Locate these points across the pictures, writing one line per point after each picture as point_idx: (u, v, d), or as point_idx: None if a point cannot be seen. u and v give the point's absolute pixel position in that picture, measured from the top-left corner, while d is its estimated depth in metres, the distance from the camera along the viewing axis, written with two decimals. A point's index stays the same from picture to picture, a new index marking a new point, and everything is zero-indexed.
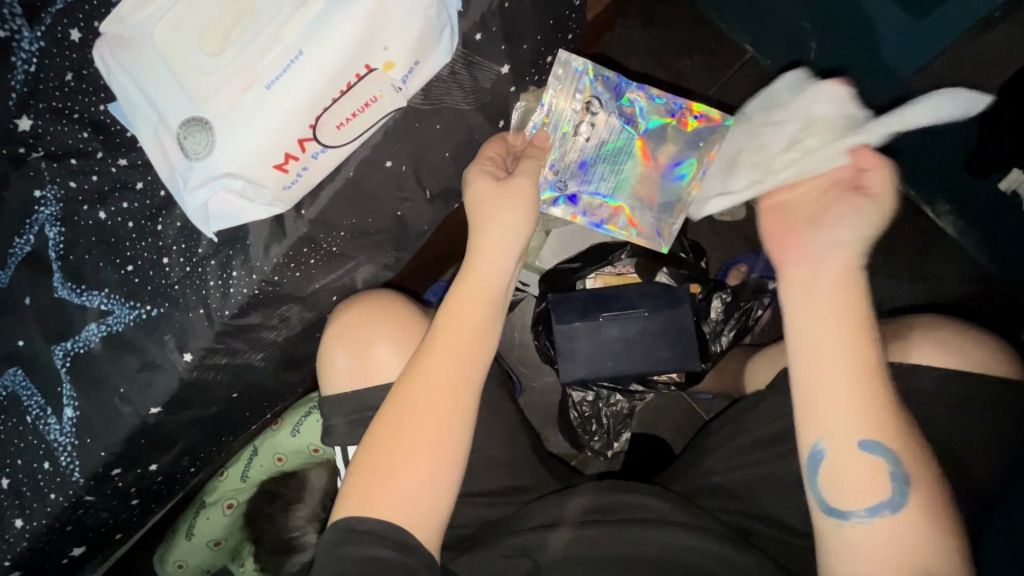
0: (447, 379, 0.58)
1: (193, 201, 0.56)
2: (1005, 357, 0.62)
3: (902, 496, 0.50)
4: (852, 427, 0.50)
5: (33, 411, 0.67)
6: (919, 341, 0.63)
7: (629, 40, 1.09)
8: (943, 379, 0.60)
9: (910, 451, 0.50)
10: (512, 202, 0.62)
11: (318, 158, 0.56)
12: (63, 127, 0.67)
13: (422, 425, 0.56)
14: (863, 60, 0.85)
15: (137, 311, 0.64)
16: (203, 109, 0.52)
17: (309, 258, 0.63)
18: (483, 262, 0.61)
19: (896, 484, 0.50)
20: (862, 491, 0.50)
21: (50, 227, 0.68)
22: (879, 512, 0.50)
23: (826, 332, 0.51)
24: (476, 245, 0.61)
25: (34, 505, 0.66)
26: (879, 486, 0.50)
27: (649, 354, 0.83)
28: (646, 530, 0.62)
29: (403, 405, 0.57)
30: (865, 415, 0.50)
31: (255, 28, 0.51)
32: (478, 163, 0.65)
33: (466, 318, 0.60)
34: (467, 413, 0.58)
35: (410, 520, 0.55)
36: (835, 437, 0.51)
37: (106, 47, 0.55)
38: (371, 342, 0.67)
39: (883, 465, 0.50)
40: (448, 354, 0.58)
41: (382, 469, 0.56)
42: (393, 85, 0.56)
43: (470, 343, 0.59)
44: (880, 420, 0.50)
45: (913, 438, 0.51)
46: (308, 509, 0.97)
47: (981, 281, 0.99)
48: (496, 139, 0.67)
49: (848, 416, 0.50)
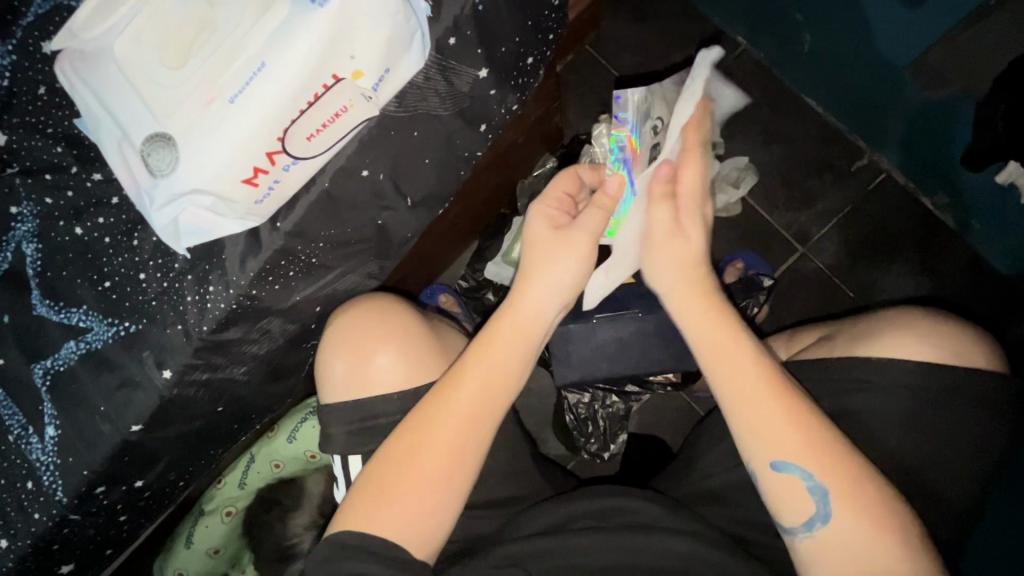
0: (470, 411, 0.57)
1: (161, 218, 0.55)
2: (987, 348, 0.63)
3: (827, 507, 0.52)
4: (775, 450, 0.54)
5: (14, 430, 0.66)
6: (897, 333, 0.64)
7: (619, 36, 1.06)
8: (923, 371, 0.61)
9: (841, 481, 0.52)
10: (563, 245, 0.60)
11: (289, 170, 0.55)
12: (36, 142, 0.66)
13: (439, 445, 0.56)
14: (857, 48, 0.84)
15: (115, 327, 0.63)
16: (167, 125, 0.51)
17: (287, 271, 0.62)
18: (522, 296, 0.60)
19: (816, 497, 0.53)
20: (797, 510, 0.53)
21: (27, 244, 0.67)
22: (811, 527, 0.53)
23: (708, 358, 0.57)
24: (523, 278, 0.60)
25: (18, 525, 0.66)
26: (802, 501, 0.53)
27: (642, 356, 0.82)
28: (639, 540, 0.61)
29: (425, 425, 0.57)
30: (773, 435, 0.54)
31: (216, 40, 0.50)
32: (543, 200, 0.63)
33: (499, 355, 0.59)
34: (486, 438, 0.58)
35: (415, 536, 0.55)
36: (756, 455, 0.55)
37: (68, 63, 0.55)
38: (373, 350, 0.65)
39: (801, 480, 0.53)
40: (477, 387, 0.58)
41: (393, 482, 0.56)
42: (362, 94, 0.55)
43: (500, 377, 0.58)
44: (789, 434, 0.53)
45: (844, 463, 0.53)
46: (306, 516, 1.00)
47: (982, 271, 0.97)
48: (568, 175, 0.64)
49: (750, 433, 0.55)
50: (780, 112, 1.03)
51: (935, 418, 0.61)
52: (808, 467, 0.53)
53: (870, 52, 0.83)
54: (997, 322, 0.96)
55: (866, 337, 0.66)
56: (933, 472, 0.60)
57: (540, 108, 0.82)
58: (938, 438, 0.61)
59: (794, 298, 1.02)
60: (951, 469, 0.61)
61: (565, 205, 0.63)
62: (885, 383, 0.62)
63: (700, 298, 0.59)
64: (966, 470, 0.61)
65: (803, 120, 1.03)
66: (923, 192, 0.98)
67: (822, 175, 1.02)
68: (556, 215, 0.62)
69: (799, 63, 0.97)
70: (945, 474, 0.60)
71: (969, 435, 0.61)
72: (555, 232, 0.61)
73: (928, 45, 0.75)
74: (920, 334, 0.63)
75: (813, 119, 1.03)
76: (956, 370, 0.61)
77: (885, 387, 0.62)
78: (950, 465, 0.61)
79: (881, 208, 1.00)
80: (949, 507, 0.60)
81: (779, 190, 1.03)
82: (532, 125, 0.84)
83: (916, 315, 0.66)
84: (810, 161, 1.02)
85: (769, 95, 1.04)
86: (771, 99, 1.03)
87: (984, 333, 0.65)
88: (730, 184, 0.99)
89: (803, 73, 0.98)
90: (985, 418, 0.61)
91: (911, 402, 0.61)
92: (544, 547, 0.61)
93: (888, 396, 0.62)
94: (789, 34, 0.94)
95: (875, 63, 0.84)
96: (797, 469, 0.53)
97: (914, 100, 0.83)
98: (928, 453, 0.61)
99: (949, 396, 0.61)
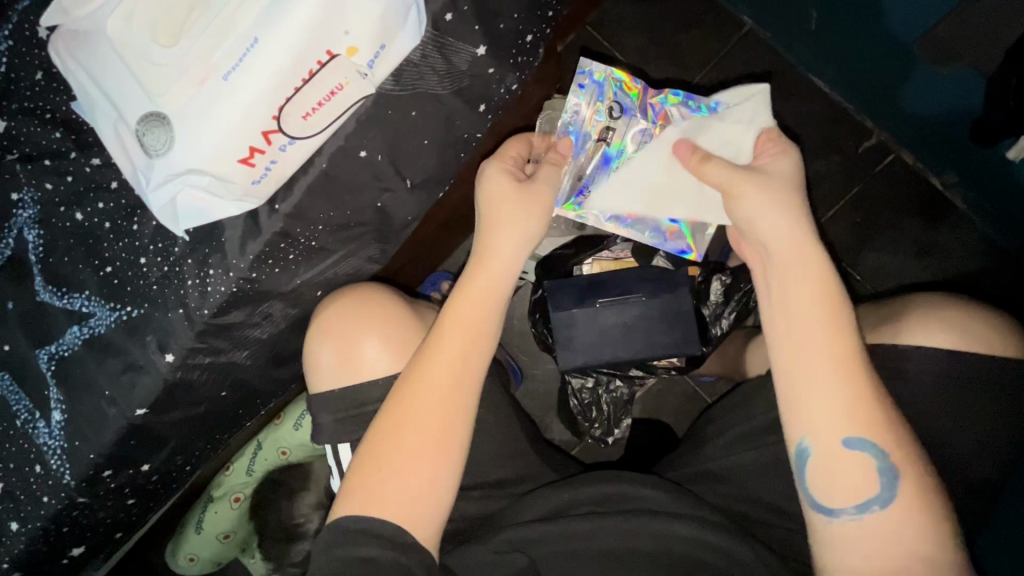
0: (451, 379, 0.58)
1: (160, 198, 0.56)
2: (1009, 333, 0.62)
3: (891, 490, 0.51)
4: (838, 424, 0.52)
5: (22, 415, 0.66)
6: (922, 321, 0.62)
7: (621, 17, 1.04)
8: (945, 357, 0.60)
9: (898, 447, 0.52)
10: (532, 208, 0.62)
11: (286, 150, 0.56)
12: (35, 127, 0.66)
13: (456, 398, 0.57)
14: (864, 23, 0.82)
15: (117, 312, 0.63)
16: (160, 105, 0.52)
17: (287, 254, 0.62)
18: (497, 260, 0.61)
19: (884, 479, 0.51)
20: (852, 490, 0.52)
21: (29, 230, 0.67)
22: (870, 508, 0.51)
23: (795, 322, 0.55)
24: (494, 241, 0.61)
25: (28, 508, 0.67)
26: (866, 481, 0.51)
27: (646, 341, 0.79)
28: (642, 523, 0.61)
29: (449, 384, 0.57)
30: (835, 404, 0.52)
31: (205, 15, 0.50)
32: (499, 159, 0.65)
33: (485, 308, 0.60)
34: (474, 388, 0.59)
35: (430, 501, 0.55)
36: (821, 427, 0.53)
37: (62, 43, 0.55)
38: (359, 337, 0.65)
39: (869, 458, 0.52)
40: (460, 341, 0.59)
41: (427, 454, 0.56)
42: (358, 71, 0.54)
43: (481, 326, 0.60)
44: (857, 402, 0.52)
45: (898, 429, 0.52)
46: (313, 497, 1.01)
47: (992, 254, 0.96)
48: (519, 140, 0.69)
49: (820, 400, 0.53)
50: (786, 92, 1.01)
51: (951, 406, 0.60)
52: (876, 441, 0.52)
53: (878, 28, 0.80)
54: (1001, 306, 0.95)
55: (888, 324, 0.64)
56: (942, 457, 0.59)
57: (541, 88, 0.81)
58: (956, 423, 0.60)
59: None
60: (964, 454, 0.60)
61: (519, 165, 0.67)
62: (901, 369, 0.61)
63: (801, 271, 0.56)
64: (975, 455, 0.60)
65: (812, 100, 1.00)
66: (932, 172, 0.96)
67: (829, 157, 1.01)
68: (514, 171, 0.64)
69: (805, 40, 0.95)
70: (956, 461, 0.59)
71: (982, 416, 0.60)
72: (528, 186, 0.63)
73: (935, 21, 0.72)
74: (943, 321, 0.62)
75: (820, 99, 1.00)
76: (982, 357, 0.60)
77: (908, 374, 0.61)
78: (961, 449, 0.60)
79: (890, 188, 0.99)
80: (959, 492, 0.59)
81: None
82: (533, 106, 0.82)
83: (939, 302, 0.64)
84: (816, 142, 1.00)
85: (775, 74, 1.01)
86: (778, 79, 1.01)
87: (1006, 320, 0.64)
88: None
89: (811, 51, 0.96)
90: (1001, 403, 0.60)
91: (924, 386, 0.60)
92: (548, 531, 0.61)
93: (908, 380, 0.61)
94: (797, 10, 0.92)
95: (881, 40, 0.82)
96: (869, 447, 0.52)
97: (929, 82, 0.80)
98: (939, 438, 0.60)
99: (964, 379, 0.60)
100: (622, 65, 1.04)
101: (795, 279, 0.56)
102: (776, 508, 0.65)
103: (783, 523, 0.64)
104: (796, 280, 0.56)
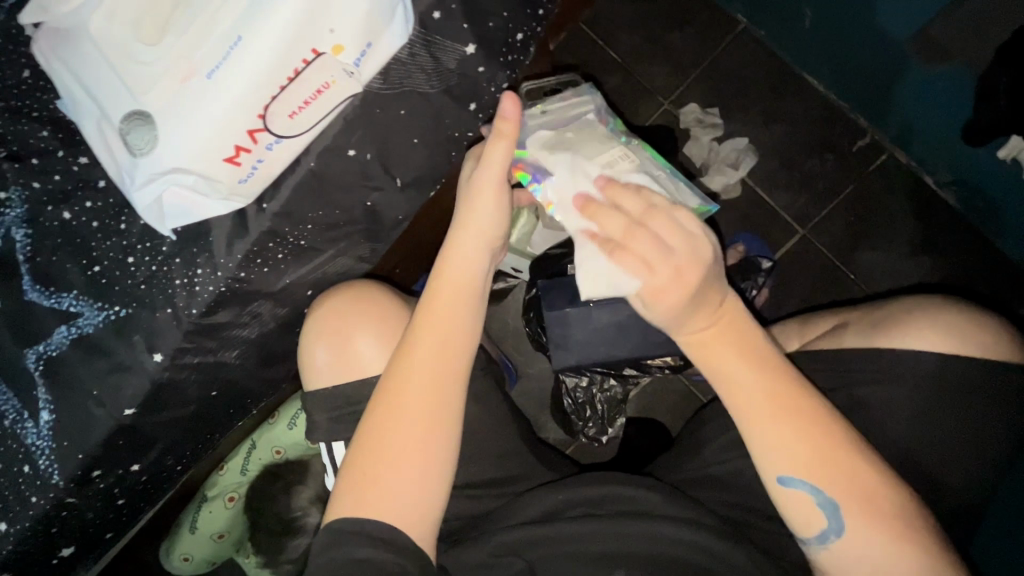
0: (428, 377, 0.57)
1: (145, 197, 0.56)
2: (1008, 337, 0.62)
3: (841, 523, 0.50)
4: (779, 464, 0.51)
5: (10, 415, 0.66)
6: (926, 323, 0.62)
7: (615, 15, 1.04)
8: (940, 360, 0.61)
9: (855, 466, 0.51)
10: (489, 200, 0.59)
11: (272, 149, 0.55)
12: (22, 126, 0.65)
13: (424, 399, 0.57)
14: (855, 21, 0.82)
15: (106, 311, 0.63)
16: (142, 103, 0.52)
17: (277, 252, 0.62)
18: (461, 257, 0.60)
19: (829, 513, 0.51)
20: (805, 524, 0.52)
21: (17, 230, 0.66)
22: (827, 540, 0.51)
23: (717, 378, 0.54)
24: (456, 237, 0.61)
25: (16, 508, 0.66)
26: (814, 515, 0.51)
27: (641, 340, 0.79)
28: (632, 523, 0.61)
29: (421, 382, 0.57)
30: (780, 445, 0.51)
31: (188, 14, 0.50)
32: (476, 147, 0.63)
33: (453, 308, 0.59)
34: (457, 382, 0.58)
35: (416, 498, 0.55)
36: (769, 466, 0.52)
37: (44, 41, 0.55)
38: (352, 335, 0.65)
39: (810, 495, 0.51)
40: (433, 339, 0.58)
41: (408, 453, 0.55)
42: (344, 69, 0.54)
43: (451, 325, 0.59)
44: (803, 435, 0.51)
45: (854, 453, 0.51)
46: (310, 492, 1.00)
47: (986, 253, 0.96)
48: None
49: (761, 447, 0.52)
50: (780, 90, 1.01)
51: (944, 406, 0.61)
52: (815, 478, 0.51)
53: (868, 25, 0.81)
54: (996, 305, 0.95)
55: (890, 324, 0.64)
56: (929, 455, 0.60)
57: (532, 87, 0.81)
58: (948, 424, 0.61)
59: (795, 281, 1.00)
60: (953, 454, 0.60)
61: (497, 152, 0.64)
62: (895, 370, 0.62)
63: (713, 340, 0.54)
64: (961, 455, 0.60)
65: (807, 99, 1.00)
66: (924, 170, 0.96)
67: (824, 156, 0.99)
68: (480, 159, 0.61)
69: (799, 38, 0.95)
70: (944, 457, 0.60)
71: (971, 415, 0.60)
72: (482, 178, 0.58)
73: (928, 19, 0.73)
74: (945, 324, 0.62)
75: (816, 98, 1.00)
76: (977, 360, 0.60)
77: (900, 374, 0.62)
78: (945, 449, 0.61)
79: (884, 185, 0.98)
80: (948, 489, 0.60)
81: (782, 169, 1.00)
82: None
83: (942, 304, 0.64)
84: (810, 140, 1.00)
85: (769, 72, 1.01)
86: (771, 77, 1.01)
87: (1004, 324, 0.64)
88: (728, 166, 1.00)
89: (803, 49, 0.96)
90: (988, 403, 0.60)
91: (918, 387, 0.61)
92: (540, 533, 0.62)
93: (901, 380, 0.61)
94: (789, 9, 0.92)
95: (872, 37, 0.82)
96: (807, 486, 0.51)
97: (920, 79, 0.80)
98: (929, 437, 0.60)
99: (954, 379, 0.61)
100: (616, 64, 1.04)
101: (714, 343, 0.54)
102: (767, 507, 0.65)
103: (772, 522, 0.65)
104: (715, 344, 0.54)
